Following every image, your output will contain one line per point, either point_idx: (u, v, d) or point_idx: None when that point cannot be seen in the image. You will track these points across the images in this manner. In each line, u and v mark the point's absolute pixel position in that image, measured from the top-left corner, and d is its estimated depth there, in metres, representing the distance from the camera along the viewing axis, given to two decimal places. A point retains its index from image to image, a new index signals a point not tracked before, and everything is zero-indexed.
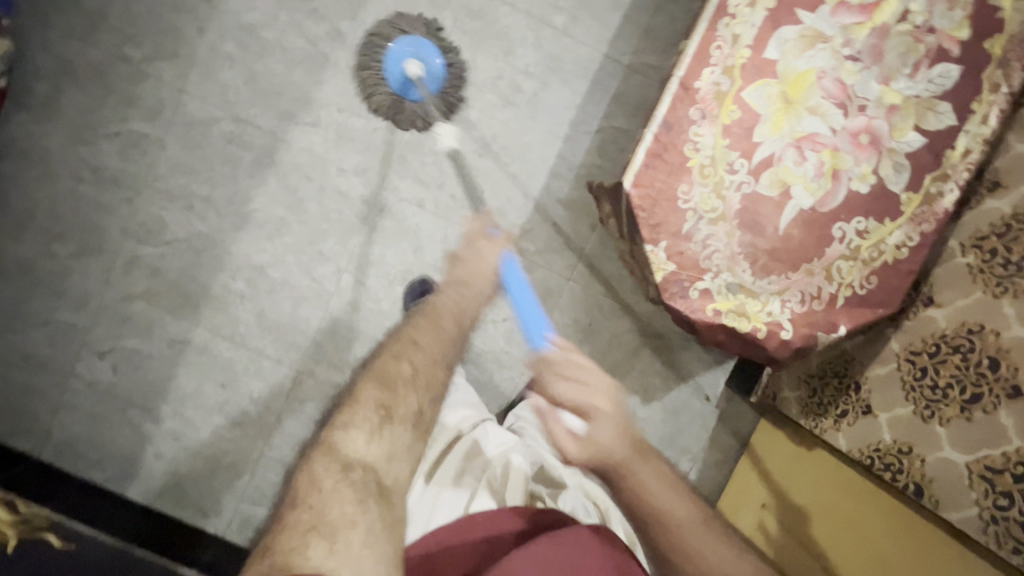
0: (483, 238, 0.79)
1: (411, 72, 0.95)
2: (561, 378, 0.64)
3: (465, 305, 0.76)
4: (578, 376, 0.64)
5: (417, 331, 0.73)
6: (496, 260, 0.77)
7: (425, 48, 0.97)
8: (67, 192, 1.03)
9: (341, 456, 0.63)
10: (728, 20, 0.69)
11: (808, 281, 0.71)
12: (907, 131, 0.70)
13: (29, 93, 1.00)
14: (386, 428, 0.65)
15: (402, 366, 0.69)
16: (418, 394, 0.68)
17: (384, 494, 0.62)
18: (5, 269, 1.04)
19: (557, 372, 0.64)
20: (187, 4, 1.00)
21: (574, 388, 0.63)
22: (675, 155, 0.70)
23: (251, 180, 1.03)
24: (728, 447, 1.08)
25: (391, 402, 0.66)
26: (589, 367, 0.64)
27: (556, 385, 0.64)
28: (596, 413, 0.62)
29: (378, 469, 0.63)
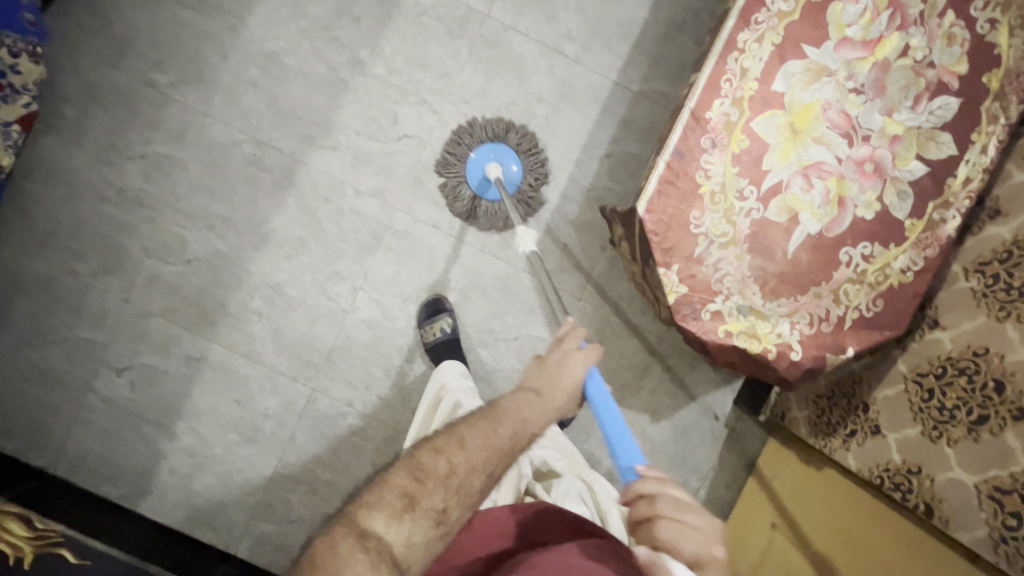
0: (575, 352, 0.73)
1: (492, 175, 1.00)
2: (664, 519, 0.54)
3: (531, 417, 0.70)
4: (681, 516, 0.54)
5: (469, 432, 0.66)
6: (581, 374, 0.72)
7: (508, 156, 1.03)
8: (91, 212, 1.06)
9: (358, 529, 0.56)
10: (737, 54, 0.71)
11: (816, 304, 0.74)
12: (910, 160, 0.73)
13: (57, 116, 1.04)
14: (407, 516, 0.59)
15: (439, 464, 0.62)
16: (446, 493, 0.61)
17: (400, 570, 0.55)
18: (27, 286, 1.07)
19: (661, 518, 0.54)
20: (211, 32, 1.04)
21: (677, 533, 0.53)
22: (687, 181, 0.72)
23: (270, 201, 1.06)
24: (736, 465, 1.10)
25: (418, 493, 0.60)
26: (689, 505, 0.55)
27: (661, 530, 0.53)
28: (707, 565, 0.53)
29: (393, 553, 0.56)
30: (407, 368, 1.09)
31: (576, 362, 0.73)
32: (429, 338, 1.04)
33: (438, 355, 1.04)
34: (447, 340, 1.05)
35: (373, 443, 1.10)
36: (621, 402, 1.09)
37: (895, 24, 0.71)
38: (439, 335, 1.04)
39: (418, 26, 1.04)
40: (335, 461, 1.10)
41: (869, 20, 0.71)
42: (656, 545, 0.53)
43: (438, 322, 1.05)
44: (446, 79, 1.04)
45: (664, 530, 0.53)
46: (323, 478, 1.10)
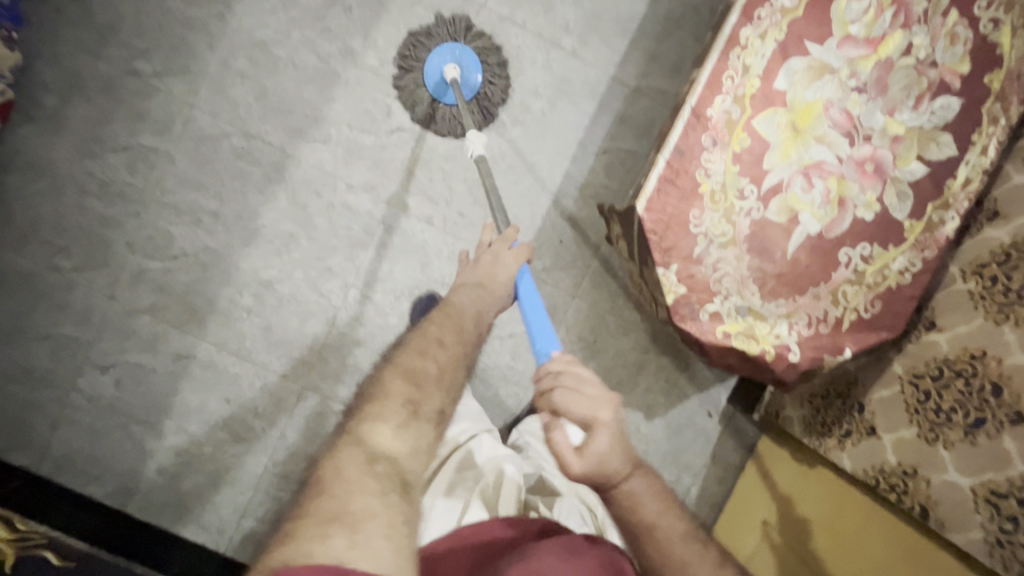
0: (507, 251, 0.76)
1: (450, 75, 0.95)
2: (562, 390, 0.58)
3: (483, 306, 0.72)
4: (581, 388, 0.58)
5: (432, 327, 0.67)
6: (514, 267, 0.76)
7: (467, 57, 0.98)
8: (74, 206, 1.03)
9: (365, 446, 0.54)
10: (740, 50, 0.70)
11: (815, 305, 0.73)
12: (910, 161, 0.72)
13: (37, 106, 1.00)
14: (412, 425, 0.58)
15: (426, 363, 0.62)
16: (442, 394, 0.61)
17: (409, 485, 0.54)
18: (7, 282, 1.03)
19: (558, 384, 0.58)
20: (198, 20, 1.01)
21: (573, 403, 0.57)
22: (687, 180, 0.71)
23: (260, 196, 1.03)
24: (729, 463, 1.10)
25: (422, 398, 0.59)
26: (590, 379, 0.59)
27: (557, 396, 0.58)
28: (596, 424, 0.57)
29: (401, 462, 0.55)
30: None
31: (509, 258, 0.76)
32: None
33: None
34: None
35: None
36: None
37: (899, 22, 0.70)
38: None
39: (412, 16, 1.01)
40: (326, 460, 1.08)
41: (872, 17, 0.70)
42: (553, 409, 0.58)
43: None
44: None
45: (562, 398, 0.57)
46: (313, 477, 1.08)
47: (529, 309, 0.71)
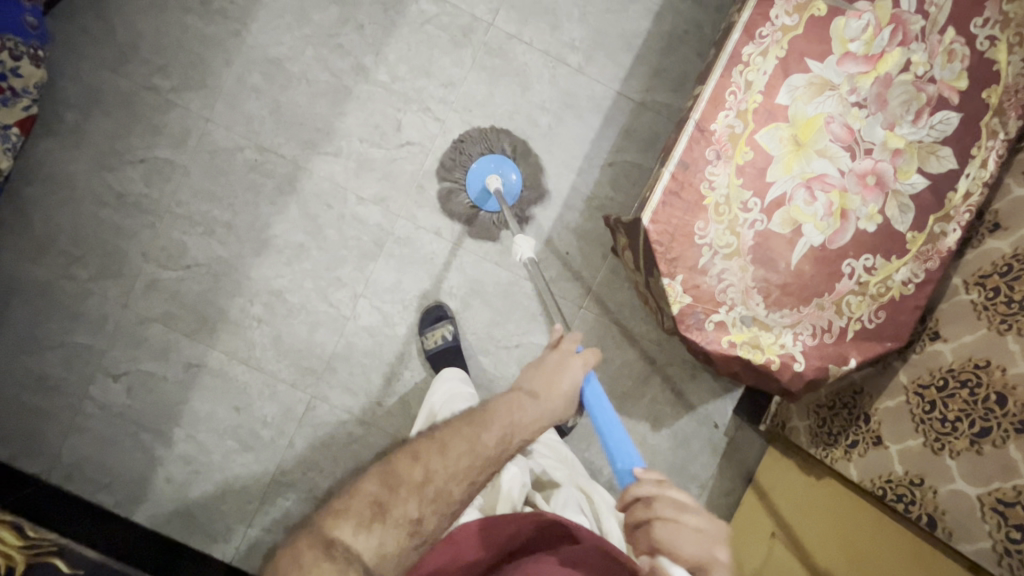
0: (570, 356, 0.71)
1: (491, 186, 1.00)
2: (665, 523, 0.52)
3: (518, 418, 0.69)
4: (682, 517, 0.52)
5: (451, 437, 0.67)
6: (577, 379, 0.69)
7: (507, 167, 1.03)
8: (91, 217, 1.05)
9: (325, 536, 0.59)
10: (742, 67, 0.72)
11: (819, 315, 0.74)
12: (911, 173, 0.73)
13: (58, 120, 1.03)
14: (377, 524, 0.61)
15: (414, 470, 0.64)
16: (421, 501, 0.63)
17: (370, 574, 0.58)
18: (24, 291, 1.06)
19: (660, 515, 0.52)
20: (215, 38, 1.04)
21: (678, 539, 0.51)
22: (691, 193, 0.73)
23: (271, 207, 1.06)
24: (735, 474, 1.10)
25: (389, 500, 0.62)
26: (688, 502, 0.53)
27: (659, 529, 0.51)
28: (714, 566, 0.51)
29: (363, 561, 0.58)
30: (407, 375, 1.09)
31: (576, 365, 0.70)
32: (430, 346, 1.04)
33: (436, 364, 1.03)
34: (448, 348, 1.04)
35: (372, 450, 1.09)
36: (622, 411, 1.09)
37: (897, 40, 0.72)
38: (440, 343, 1.04)
39: (422, 33, 1.04)
40: (333, 469, 1.09)
41: (871, 35, 0.72)
42: (655, 550, 0.51)
43: (440, 330, 1.05)
44: (450, 87, 1.05)
45: (666, 533, 0.51)
46: (321, 486, 1.09)
47: (594, 408, 0.65)
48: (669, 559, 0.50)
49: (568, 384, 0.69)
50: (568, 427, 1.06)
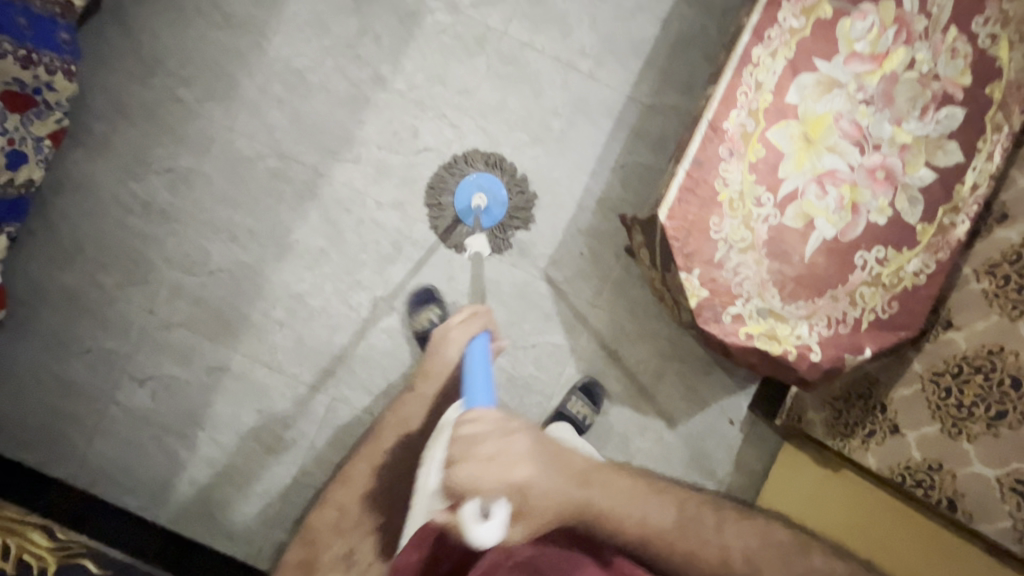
0: (456, 324, 0.96)
1: (475, 204, 1.06)
2: (468, 459, 0.68)
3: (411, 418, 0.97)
4: (480, 452, 0.68)
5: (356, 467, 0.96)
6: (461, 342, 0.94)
7: (491, 182, 1.06)
8: (117, 225, 1.08)
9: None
10: (752, 68, 0.75)
11: (833, 306, 0.76)
12: (919, 167, 0.75)
13: (84, 131, 1.06)
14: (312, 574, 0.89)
15: (329, 513, 0.93)
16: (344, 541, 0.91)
17: None
18: (51, 299, 1.08)
19: (465, 447, 0.69)
20: (237, 50, 1.06)
21: (478, 475, 0.67)
22: (707, 189, 0.75)
23: (293, 213, 1.08)
24: (751, 470, 1.11)
25: (315, 553, 0.91)
26: (487, 434, 0.69)
27: (464, 472, 0.67)
28: (518, 471, 0.70)
29: None
30: None
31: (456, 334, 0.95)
32: (417, 328, 1.06)
33: None
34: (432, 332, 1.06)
35: None
36: (637, 408, 1.11)
37: (901, 40, 0.75)
38: (426, 326, 1.06)
39: (438, 43, 1.07)
40: None
41: (876, 35, 0.75)
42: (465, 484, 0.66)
43: (426, 313, 1.07)
44: (465, 95, 1.08)
45: (471, 468, 0.67)
46: None
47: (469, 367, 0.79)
48: (473, 488, 0.66)
49: (456, 348, 0.94)
50: (587, 416, 1.09)
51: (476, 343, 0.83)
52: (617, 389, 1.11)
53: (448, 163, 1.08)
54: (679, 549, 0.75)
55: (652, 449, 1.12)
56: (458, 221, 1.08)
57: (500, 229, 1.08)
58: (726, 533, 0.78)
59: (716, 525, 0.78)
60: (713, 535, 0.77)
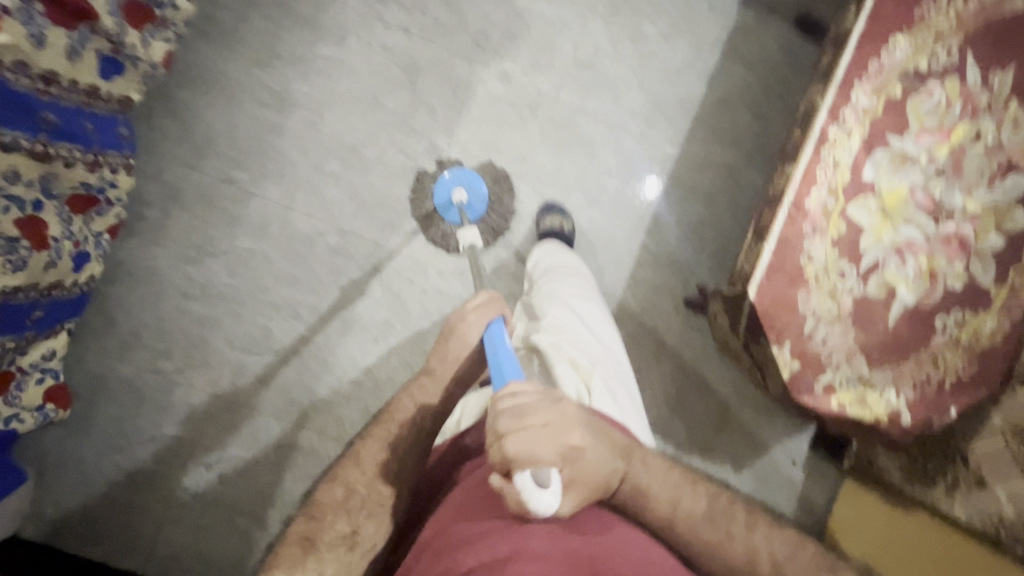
0: (472, 309, 0.73)
1: (457, 199, 1.04)
2: (515, 434, 0.52)
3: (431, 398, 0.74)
4: (532, 424, 0.53)
5: (367, 446, 0.72)
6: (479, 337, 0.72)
7: (470, 178, 1.06)
8: (176, 310, 1.07)
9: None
10: (829, 148, 0.80)
11: (919, 371, 0.78)
12: (990, 233, 0.75)
13: (139, 220, 1.05)
14: (311, 559, 0.66)
15: (336, 491, 0.70)
16: (350, 517, 0.69)
17: None
18: (112, 388, 1.07)
19: (510, 422, 0.53)
20: (291, 129, 1.06)
21: (533, 448, 0.51)
22: (793, 266, 0.80)
23: (355, 287, 1.08)
24: (817, 507, 1.15)
25: (318, 530, 0.68)
26: (535, 403, 0.55)
27: (513, 445, 0.51)
28: (562, 434, 0.54)
29: None
30: None
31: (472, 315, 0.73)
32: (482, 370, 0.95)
33: None
34: None
35: None
36: (703, 455, 1.13)
37: (969, 112, 0.76)
38: None
39: (492, 112, 1.08)
40: None
41: (944, 110, 0.78)
42: (509, 464, 0.51)
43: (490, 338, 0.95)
44: (520, 160, 1.09)
45: (514, 444, 0.51)
46: None
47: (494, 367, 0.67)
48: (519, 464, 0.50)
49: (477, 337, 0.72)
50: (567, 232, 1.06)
51: (494, 326, 0.71)
52: (683, 439, 1.13)
53: (439, 163, 1.07)
54: (706, 541, 0.62)
55: None
56: (439, 216, 1.06)
57: (486, 222, 1.06)
58: (757, 532, 0.64)
59: (748, 523, 0.65)
60: (742, 534, 0.64)
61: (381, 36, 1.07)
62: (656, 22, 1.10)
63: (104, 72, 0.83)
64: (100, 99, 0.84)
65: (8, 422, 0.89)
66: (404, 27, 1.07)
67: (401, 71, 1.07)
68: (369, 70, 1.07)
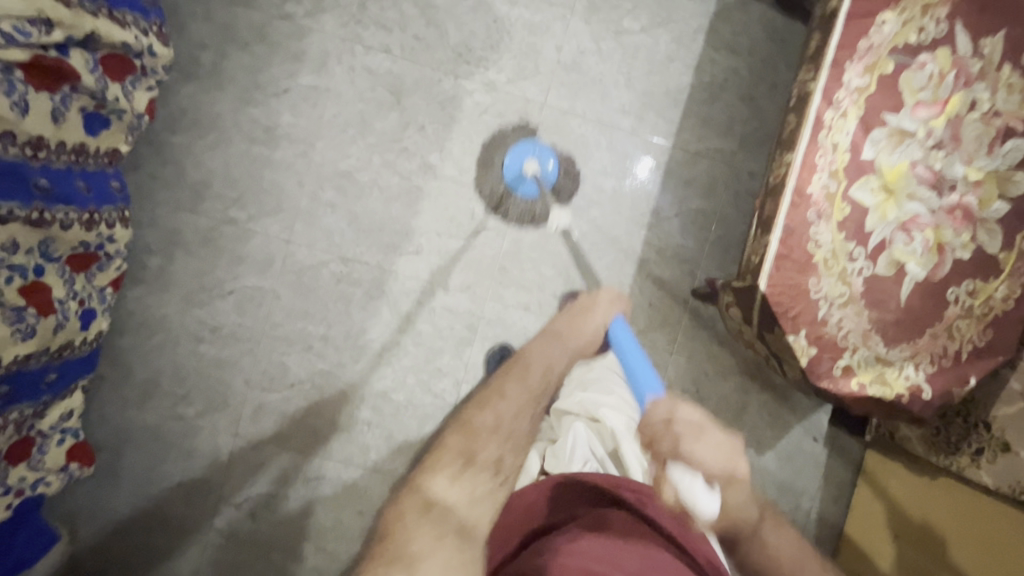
0: (602, 301, 0.91)
1: (529, 170, 1.05)
2: (687, 442, 0.68)
3: (551, 360, 0.87)
4: (691, 432, 0.68)
5: (507, 384, 0.81)
6: (604, 321, 0.88)
7: (544, 152, 1.06)
8: (189, 354, 1.06)
9: (424, 493, 0.62)
10: (826, 131, 0.78)
11: (934, 343, 0.80)
12: (994, 200, 0.79)
13: (141, 269, 1.04)
14: (467, 473, 0.66)
15: (487, 416, 0.74)
16: (499, 442, 0.72)
17: (466, 533, 0.59)
18: (135, 439, 1.07)
19: (686, 429, 0.69)
20: (283, 162, 1.05)
21: (700, 453, 0.67)
22: (801, 253, 0.78)
23: (364, 313, 1.08)
24: (842, 482, 1.17)
25: (474, 448, 0.70)
26: (709, 425, 0.69)
27: (687, 450, 0.67)
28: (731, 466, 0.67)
29: (456, 511, 0.61)
30: None
31: (600, 313, 0.90)
32: None
33: None
34: None
35: None
36: None
37: (960, 83, 0.78)
38: None
39: (482, 123, 1.07)
40: None
41: (937, 82, 0.78)
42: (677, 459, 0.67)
43: None
44: None
45: (688, 445, 0.68)
46: None
47: (621, 350, 0.79)
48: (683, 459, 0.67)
49: (602, 321, 0.88)
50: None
51: (619, 322, 0.85)
52: None
53: (503, 131, 1.08)
54: None
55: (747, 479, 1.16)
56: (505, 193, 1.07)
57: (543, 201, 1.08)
58: None
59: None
60: None
61: (364, 58, 1.05)
62: (638, 15, 1.09)
63: (91, 128, 0.83)
64: (89, 156, 0.84)
65: (35, 486, 0.90)
66: (385, 47, 1.05)
67: (386, 92, 1.06)
68: (355, 94, 1.06)
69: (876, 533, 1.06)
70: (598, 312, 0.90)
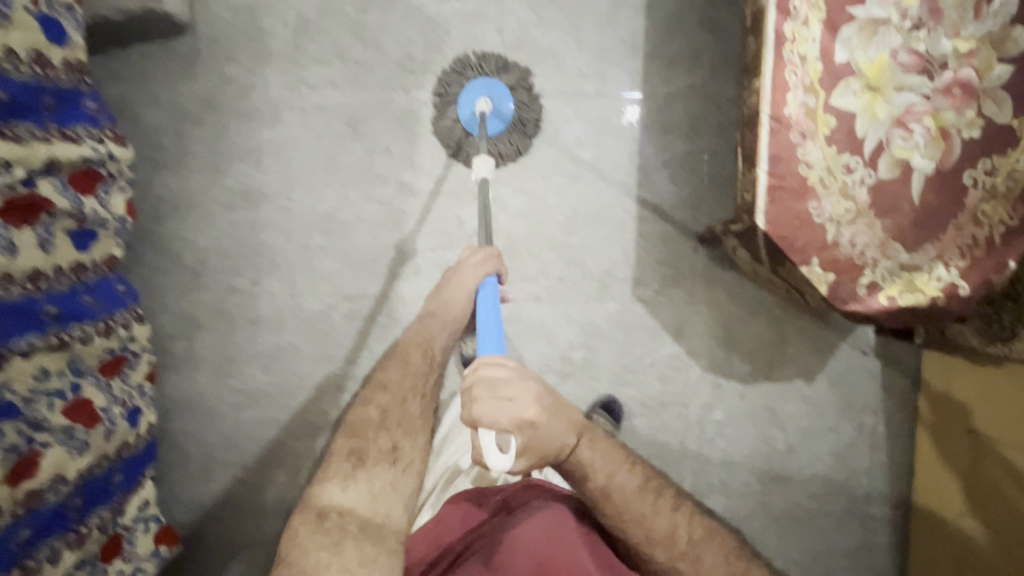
0: (471, 262, 0.88)
1: (480, 109, 0.99)
2: (481, 402, 0.55)
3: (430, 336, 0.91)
4: (502, 395, 0.56)
5: (388, 372, 0.89)
6: (470, 285, 0.88)
7: (501, 92, 1.01)
8: (234, 423, 1.11)
9: (318, 505, 0.75)
10: (791, 45, 0.72)
11: (960, 235, 0.73)
12: (993, 66, 0.71)
13: (170, 357, 1.10)
14: (361, 471, 0.78)
15: (370, 412, 0.84)
16: (390, 435, 0.82)
17: (372, 523, 0.73)
18: (210, 512, 1.13)
19: (485, 387, 0.56)
20: (267, 221, 1.07)
21: (500, 411, 0.55)
22: (794, 179, 0.73)
23: (384, 345, 1.10)
24: (902, 388, 1.14)
25: (363, 448, 0.80)
26: (511, 377, 0.58)
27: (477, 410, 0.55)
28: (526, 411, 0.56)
29: (357, 509, 0.74)
30: None
31: (469, 274, 0.88)
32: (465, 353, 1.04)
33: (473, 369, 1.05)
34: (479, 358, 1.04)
35: None
36: (770, 378, 1.13)
37: None
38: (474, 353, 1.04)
39: None
40: None
41: None
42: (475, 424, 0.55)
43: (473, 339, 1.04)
44: None
45: (483, 408, 0.55)
46: None
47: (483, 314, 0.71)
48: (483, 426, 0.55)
49: (469, 283, 0.88)
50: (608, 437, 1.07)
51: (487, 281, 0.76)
52: (747, 370, 1.12)
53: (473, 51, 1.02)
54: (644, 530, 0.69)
55: (801, 409, 1.13)
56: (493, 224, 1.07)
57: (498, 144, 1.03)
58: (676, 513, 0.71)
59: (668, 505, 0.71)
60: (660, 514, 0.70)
61: (313, 98, 1.05)
62: None
63: (81, 244, 0.86)
64: (88, 270, 0.88)
65: None
66: (331, 82, 1.05)
67: (344, 125, 1.05)
68: (315, 136, 1.06)
69: (952, 425, 1.05)
70: (466, 277, 0.88)
